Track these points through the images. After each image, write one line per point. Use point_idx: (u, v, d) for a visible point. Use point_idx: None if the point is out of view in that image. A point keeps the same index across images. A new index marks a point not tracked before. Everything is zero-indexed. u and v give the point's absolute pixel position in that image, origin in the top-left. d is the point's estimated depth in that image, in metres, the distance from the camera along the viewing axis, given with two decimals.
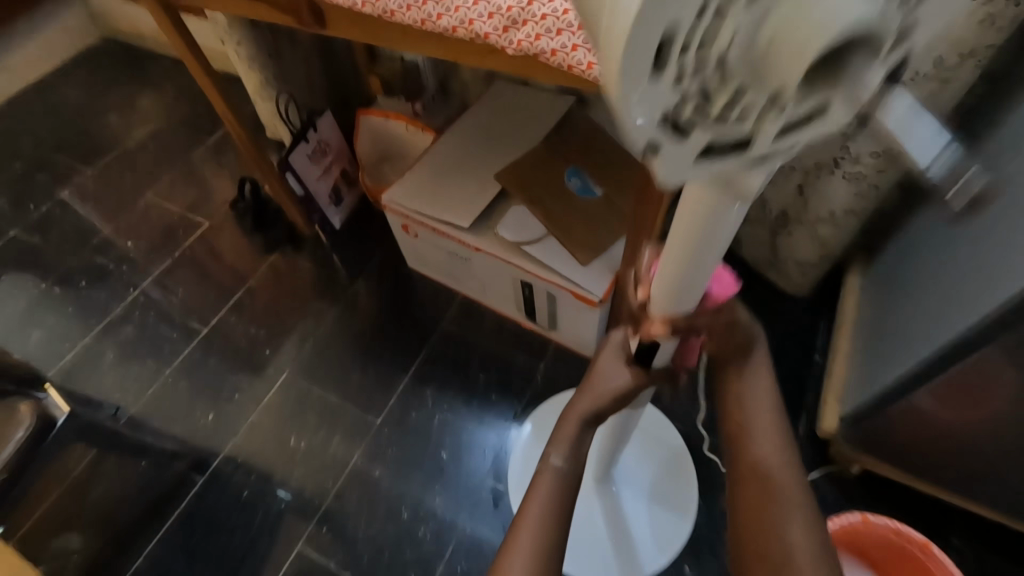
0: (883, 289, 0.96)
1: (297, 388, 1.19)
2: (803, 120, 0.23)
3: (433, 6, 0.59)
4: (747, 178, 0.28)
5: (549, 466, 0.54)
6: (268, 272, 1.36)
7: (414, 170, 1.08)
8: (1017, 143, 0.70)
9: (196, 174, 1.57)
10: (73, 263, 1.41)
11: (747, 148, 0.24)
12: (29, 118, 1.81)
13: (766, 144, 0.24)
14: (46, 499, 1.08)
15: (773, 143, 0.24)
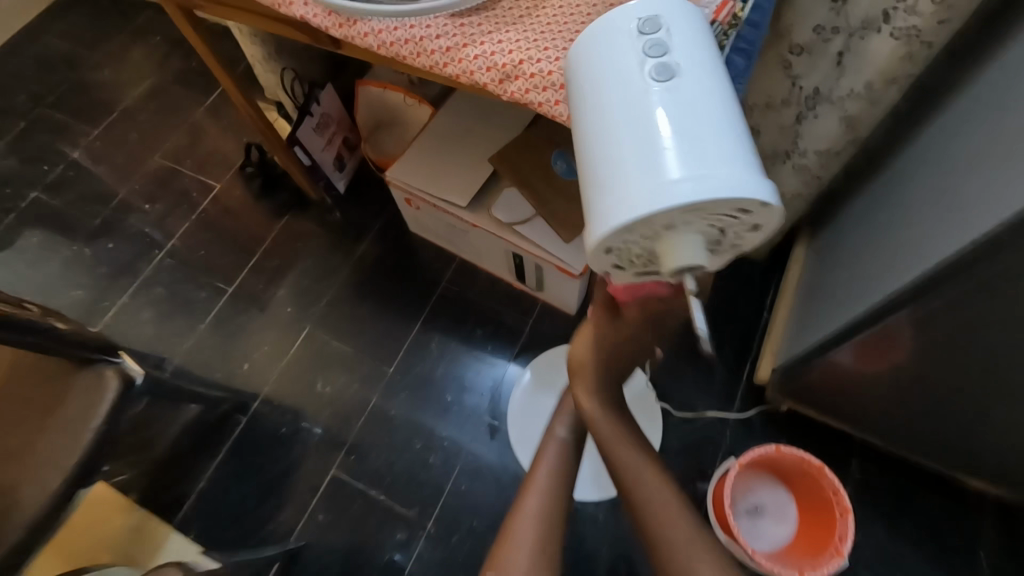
0: (823, 260, 1.12)
1: (318, 340, 1.36)
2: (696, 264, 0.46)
3: (434, 53, 0.66)
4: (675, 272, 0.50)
5: (554, 435, 0.83)
6: (281, 235, 1.48)
7: (415, 148, 1.18)
8: (949, 153, 0.80)
9: (200, 134, 1.63)
10: (98, 226, 1.53)
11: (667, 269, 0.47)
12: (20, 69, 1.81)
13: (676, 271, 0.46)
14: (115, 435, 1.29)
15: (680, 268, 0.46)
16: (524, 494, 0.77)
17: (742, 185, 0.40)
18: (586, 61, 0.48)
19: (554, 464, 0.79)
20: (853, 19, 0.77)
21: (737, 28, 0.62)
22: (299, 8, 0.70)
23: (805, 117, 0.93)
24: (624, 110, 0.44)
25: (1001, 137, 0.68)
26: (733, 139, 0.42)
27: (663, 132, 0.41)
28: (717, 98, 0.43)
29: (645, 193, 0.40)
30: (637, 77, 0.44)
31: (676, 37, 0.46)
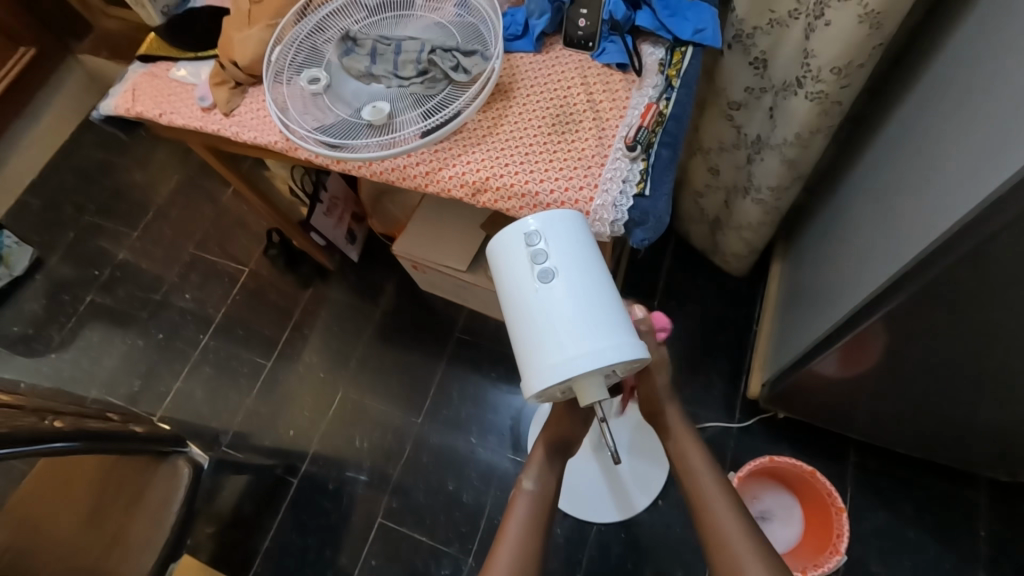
0: (794, 274, 1.20)
1: (353, 398, 1.51)
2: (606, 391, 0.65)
3: (416, 177, 0.80)
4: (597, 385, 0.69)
5: (522, 489, 0.79)
6: (307, 306, 1.63)
7: (415, 222, 1.31)
8: (897, 160, 0.82)
9: (225, 222, 1.80)
10: (147, 318, 1.71)
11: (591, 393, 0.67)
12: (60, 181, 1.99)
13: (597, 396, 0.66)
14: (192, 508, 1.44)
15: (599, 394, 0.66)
16: (497, 550, 0.74)
17: (622, 348, 0.60)
18: (500, 263, 0.66)
19: (524, 519, 0.76)
20: (776, 80, 0.89)
21: (662, 125, 0.76)
22: (303, 153, 0.83)
23: (754, 159, 1.02)
24: (534, 306, 0.62)
25: (939, 145, 0.71)
26: (609, 311, 0.62)
27: (562, 326, 0.61)
28: (594, 284, 0.63)
29: (563, 367, 0.59)
30: (538, 278, 0.63)
31: (558, 241, 0.64)
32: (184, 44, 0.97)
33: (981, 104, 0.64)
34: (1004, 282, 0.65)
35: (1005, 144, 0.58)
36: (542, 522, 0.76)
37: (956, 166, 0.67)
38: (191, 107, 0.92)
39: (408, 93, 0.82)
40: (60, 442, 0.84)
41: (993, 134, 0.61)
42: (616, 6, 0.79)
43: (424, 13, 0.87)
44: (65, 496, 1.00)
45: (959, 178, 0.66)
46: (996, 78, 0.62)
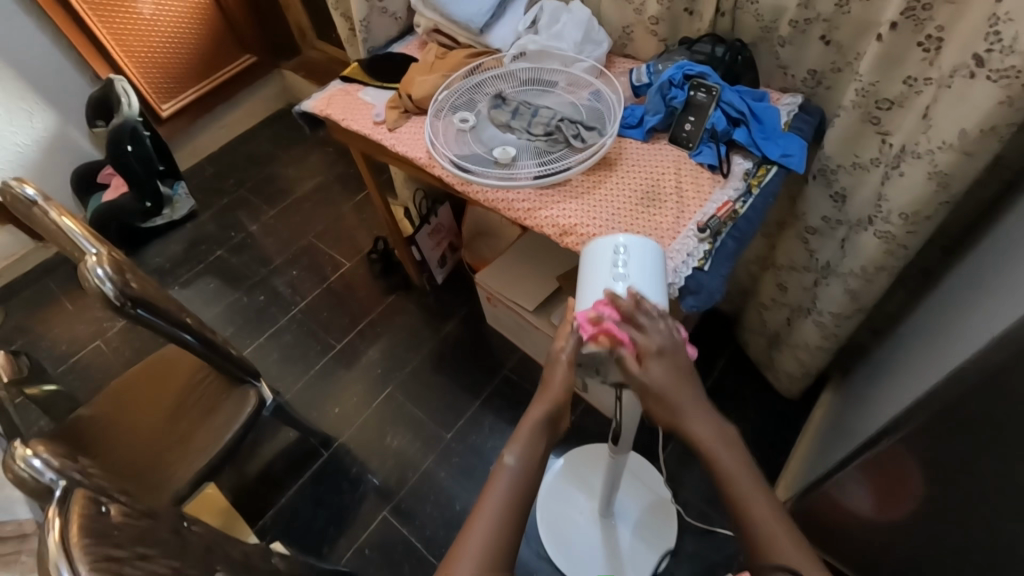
0: (839, 405, 1.21)
1: (397, 400, 1.64)
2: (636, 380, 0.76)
3: (518, 211, 0.96)
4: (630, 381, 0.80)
5: (503, 464, 0.64)
6: (387, 309, 1.83)
7: (502, 259, 1.49)
8: (944, 306, 0.87)
9: (345, 223, 2.10)
10: (257, 281, 1.99)
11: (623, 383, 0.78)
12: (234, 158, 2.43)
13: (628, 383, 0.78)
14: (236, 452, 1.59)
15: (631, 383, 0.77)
16: (468, 530, 0.60)
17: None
18: (587, 267, 0.78)
19: (502, 500, 0.62)
20: (852, 216, 0.99)
21: (733, 221, 0.88)
22: (438, 170, 1.04)
23: (821, 283, 1.11)
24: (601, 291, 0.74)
25: (974, 292, 0.77)
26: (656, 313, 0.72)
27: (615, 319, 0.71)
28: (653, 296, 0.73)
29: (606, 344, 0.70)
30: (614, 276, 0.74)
31: (638, 257, 0.75)
32: (376, 76, 1.26)
33: (1005, 260, 0.71)
34: None
35: (1006, 296, 0.64)
36: (524, 510, 0.62)
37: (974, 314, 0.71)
38: (366, 119, 1.18)
39: (533, 147, 1.01)
40: (187, 334, 1.08)
41: (1003, 287, 0.67)
42: (717, 121, 0.94)
43: (562, 93, 1.09)
44: (149, 401, 1.18)
45: (973, 317, 0.71)
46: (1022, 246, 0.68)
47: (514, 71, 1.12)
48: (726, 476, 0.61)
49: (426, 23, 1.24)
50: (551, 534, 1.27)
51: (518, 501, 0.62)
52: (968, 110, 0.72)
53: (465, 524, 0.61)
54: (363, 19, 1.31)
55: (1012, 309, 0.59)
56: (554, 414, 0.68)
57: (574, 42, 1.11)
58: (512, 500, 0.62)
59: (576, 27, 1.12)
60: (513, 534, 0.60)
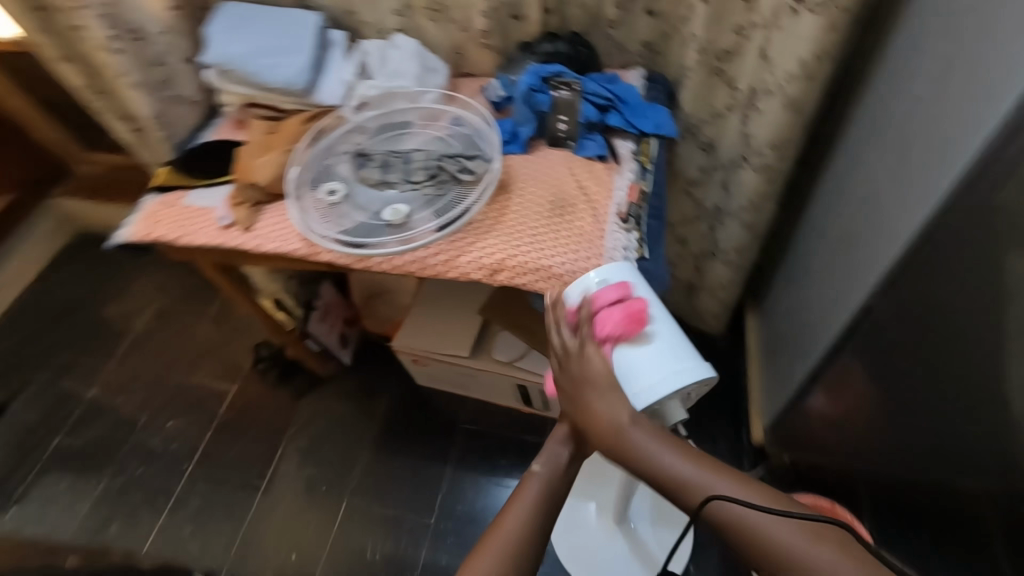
0: (769, 324, 1.31)
1: (358, 510, 1.43)
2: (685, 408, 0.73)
3: (436, 266, 0.88)
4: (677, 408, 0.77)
5: (532, 473, 0.71)
6: (302, 417, 1.59)
7: (412, 315, 1.37)
8: (833, 211, 0.97)
9: (210, 343, 1.77)
10: (126, 453, 1.60)
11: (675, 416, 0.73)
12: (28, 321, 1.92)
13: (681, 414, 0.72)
14: None
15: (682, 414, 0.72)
16: (503, 519, 0.68)
17: (688, 371, 0.69)
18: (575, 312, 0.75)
19: (534, 499, 0.69)
20: (723, 159, 1.06)
21: (646, 200, 0.90)
22: (326, 255, 0.90)
23: (716, 226, 1.18)
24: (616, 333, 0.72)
25: (863, 191, 0.86)
26: (670, 341, 0.72)
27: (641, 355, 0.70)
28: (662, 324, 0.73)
29: (650, 389, 0.68)
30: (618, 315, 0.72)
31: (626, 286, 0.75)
32: (199, 174, 1.06)
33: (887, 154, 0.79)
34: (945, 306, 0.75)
35: (920, 184, 0.71)
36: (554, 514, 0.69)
37: (886, 212, 0.79)
38: (209, 227, 0.98)
39: (421, 195, 0.92)
40: None
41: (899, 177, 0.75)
42: (590, 113, 0.95)
43: (423, 130, 1.01)
44: None
45: (885, 211, 0.79)
46: (896, 142, 0.78)
47: (363, 123, 1.02)
48: (672, 480, 0.62)
49: (235, 99, 1.07)
50: (577, 563, 1.21)
51: (549, 503, 0.69)
52: (799, 40, 0.80)
53: (503, 510, 0.69)
54: (157, 115, 1.10)
55: (940, 192, 0.67)
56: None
57: (414, 76, 1.04)
58: (541, 501, 0.69)
59: (409, 61, 1.04)
60: (539, 536, 0.67)
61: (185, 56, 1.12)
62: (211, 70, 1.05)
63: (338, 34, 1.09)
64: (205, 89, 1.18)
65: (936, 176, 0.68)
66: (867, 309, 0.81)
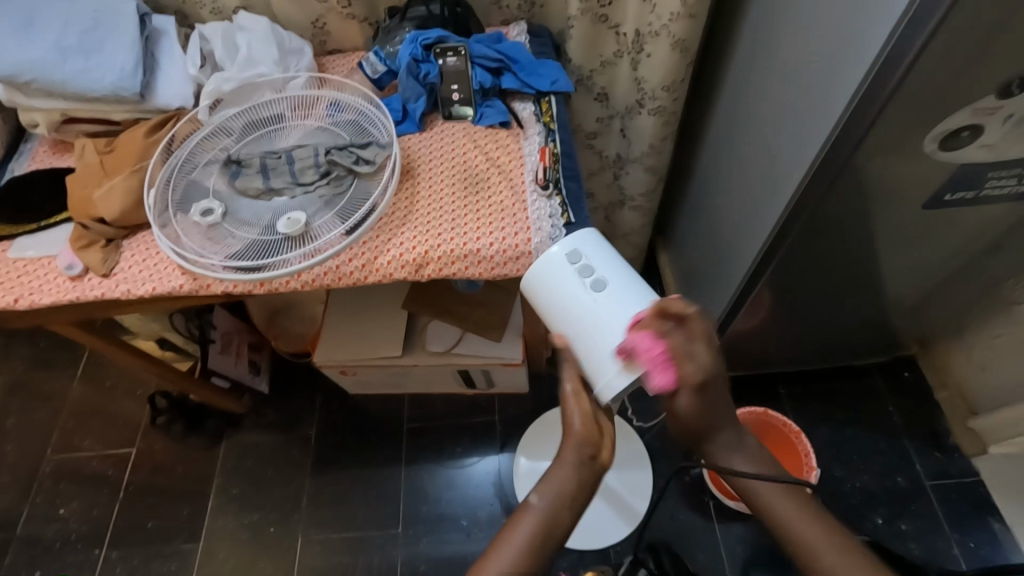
0: (681, 259, 1.37)
1: (317, 541, 1.33)
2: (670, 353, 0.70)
3: (353, 273, 0.79)
4: None
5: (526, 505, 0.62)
6: (226, 462, 1.42)
7: (329, 325, 1.25)
8: (726, 143, 1.01)
9: (87, 408, 1.50)
10: (11, 561, 1.34)
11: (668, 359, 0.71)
12: None
13: None
14: None
15: None
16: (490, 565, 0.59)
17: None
18: (545, 293, 0.70)
19: (523, 543, 0.60)
20: (619, 107, 1.06)
21: (559, 162, 0.86)
22: (218, 286, 0.78)
23: (621, 174, 1.19)
24: (588, 309, 0.66)
25: (755, 120, 0.90)
26: (651, 306, 0.66)
27: (620, 326, 0.64)
28: (642, 292, 0.67)
29: (636, 361, 0.62)
30: (588, 290, 0.67)
31: (596, 257, 0.69)
32: (18, 218, 0.84)
33: (773, 82, 0.83)
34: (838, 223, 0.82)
35: (809, 109, 0.74)
36: (545, 553, 0.60)
37: (778, 138, 0.83)
38: (55, 281, 0.80)
39: (316, 197, 0.81)
40: None
41: (789, 102, 0.79)
42: (483, 77, 0.89)
43: (300, 123, 0.88)
44: None
45: (777, 137, 0.83)
46: (780, 70, 0.81)
47: (224, 124, 0.87)
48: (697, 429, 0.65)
49: (45, 117, 0.86)
50: None
51: (540, 545, 0.60)
52: None
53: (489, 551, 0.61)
54: None
55: (831, 114, 0.70)
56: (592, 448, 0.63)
57: (274, 61, 0.90)
58: (530, 545, 0.60)
59: (263, 43, 0.90)
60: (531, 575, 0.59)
61: None
62: None
63: (164, 21, 0.91)
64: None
65: (823, 99, 0.71)
66: (775, 232, 0.86)
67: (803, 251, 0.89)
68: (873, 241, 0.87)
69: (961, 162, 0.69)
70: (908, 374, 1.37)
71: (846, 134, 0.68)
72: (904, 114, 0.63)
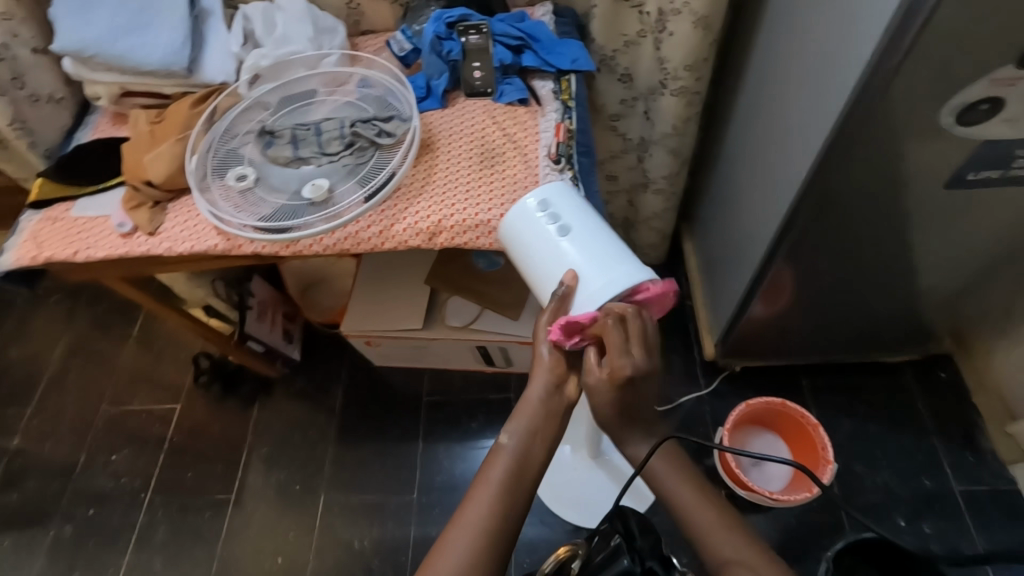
0: (705, 245, 1.35)
1: (337, 501, 1.40)
2: None
3: (371, 240, 0.83)
4: None
5: (500, 447, 0.66)
6: (259, 422, 1.52)
7: (357, 297, 1.32)
8: (749, 124, 1.00)
9: (139, 366, 1.63)
10: (69, 498, 1.48)
11: None
12: None
13: None
14: None
15: None
16: (465, 505, 0.63)
17: (631, 273, 0.67)
18: (515, 238, 0.73)
19: (499, 481, 0.64)
20: (642, 88, 1.06)
21: (574, 139, 0.88)
22: (248, 246, 0.84)
23: (644, 157, 1.18)
24: (555, 252, 0.70)
25: (775, 99, 0.88)
26: (613, 248, 0.69)
27: (585, 265, 0.68)
28: (605, 236, 0.70)
29: (600, 296, 0.65)
30: (554, 234, 0.70)
31: (565, 205, 0.72)
32: (81, 181, 0.93)
33: (794, 58, 0.81)
34: (859, 201, 0.80)
35: (825, 84, 0.73)
36: (519, 492, 0.64)
37: (796, 117, 0.82)
38: (108, 237, 0.88)
39: (340, 167, 0.86)
40: None
41: (808, 80, 0.78)
42: (503, 54, 0.92)
43: (330, 98, 0.93)
44: None
45: (796, 116, 0.82)
46: (800, 47, 0.79)
47: (261, 99, 0.93)
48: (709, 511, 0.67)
49: (106, 89, 0.95)
50: (560, 502, 1.26)
51: (513, 484, 0.64)
52: None
53: (466, 497, 0.64)
54: (14, 121, 0.96)
55: (847, 87, 0.69)
56: (555, 383, 0.68)
57: (308, 39, 0.95)
58: (505, 483, 0.64)
59: (299, 22, 0.95)
60: (507, 517, 0.62)
61: (35, 46, 0.97)
62: (67, 59, 0.92)
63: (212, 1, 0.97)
64: (69, 84, 1.03)
65: (840, 72, 0.70)
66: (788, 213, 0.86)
67: (821, 232, 0.87)
68: (898, 224, 0.84)
69: (981, 138, 0.68)
70: (944, 374, 1.31)
71: (857, 107, 0.67)
72: (918, 85, 0.63)
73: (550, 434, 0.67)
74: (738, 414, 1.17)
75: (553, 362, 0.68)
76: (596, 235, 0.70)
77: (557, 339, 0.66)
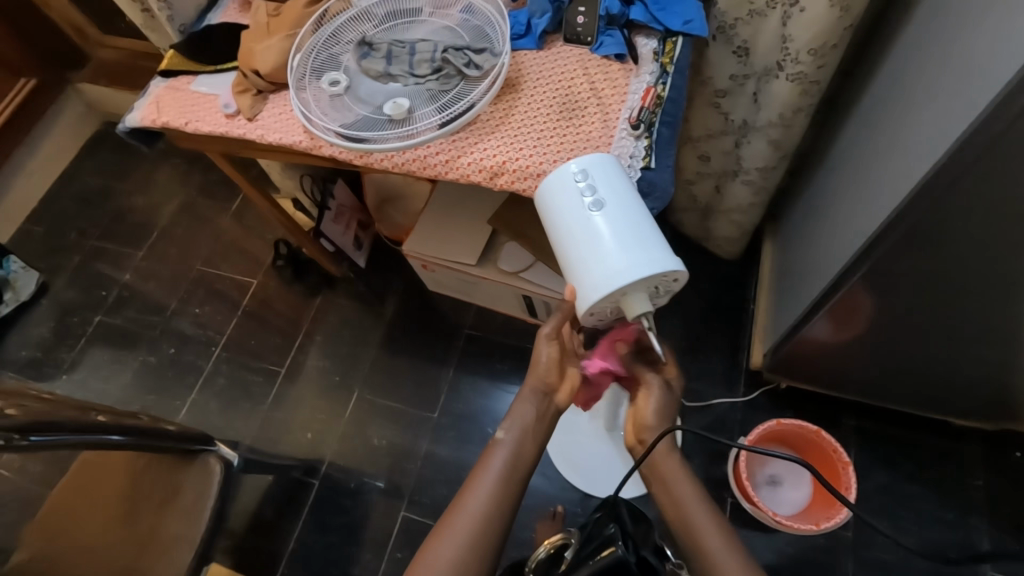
0: (786, 251, 1.25)
1: (367, 400, 1.53)
2: (643, 310, 0.65)
3: (436, 167, 0.86)
4: (627, 304, 0.65)
5: (496, 439, 0.69)
6: (318, 312, 1.67)
7: (423, 220, 1.37)
8: (867, 127, 0.90)
9: (231, 237, 1.82)
10: (158, 333, 1.72)
11: (634, 315, 0.65)
12: (61, 205, 1.95)
13: (636, 312, 0.65)
14: (232, 521, 1.44)
15: (639, 312, 0.65)
16: (463, 495, 0.66)
17: (658, 262, 0.63)
18: (549, 204, 0.71)
19: (499, 470, 0.67)
20: (757, 67, 0.97)
21: (661, 106, 0.83)
22: (327, 148, 0.89)
23: (741, 142, 1.09)
24: (581, 226, 0.68)
25: (901, 104, 0.78)
26: (644, 232, 0.66)
27: (608, 245, 0.65)
28: (637, 219, 0.67)
29: (615, 279, 0.63)
30: (587, 207, 0.68)
31: (603, 178, 0.69)
32: (203, 58, 1.02)
33: (935, 61, 0.71)
34: (963, 234, 0.71)
35: (959, 96, 0.64)
36: (517, 484, 0.67)
37: (916, 128, 0.73)
38: (216, 116, 0.97)
39: (424, 90, 0.88)
40: (115, 435, 0.91)
41: (944, 89, 0.68)
42: (612, 2, 0.88)
43: (431, 19, 0.94)
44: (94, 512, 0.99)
45: (918, 127, 0.73)
46: (945, 49, 0.69)
47: (368, 9, 0.96)
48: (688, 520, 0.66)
49: None
50: (566, 463, 1.30)
51: (512, 471, 0.67)
52: None
53: (465, 485, 0.67)
54: None
55: (977, 102, 0.61)
56: (546, 388, 0.73)
57: None
58: (504, 473, 0.67)
59: None
60: (504, 504, 0.65)
61: None
62: None
63: None
64: None
65: (970, 89, 0.62)
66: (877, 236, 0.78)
67: (908, 261, 0.79)
68: (1002, 269, 0.75)
69: None
70: (1018, 456, 1.17)
71: (985, 127, 0.59)
72: None
73: (546, 432, 0.71)
74: (767, 429, 1.13)
75: (548, 364, 0.72)
76: (627, 218, 0.67)
77: (552, 344, 0.73)
